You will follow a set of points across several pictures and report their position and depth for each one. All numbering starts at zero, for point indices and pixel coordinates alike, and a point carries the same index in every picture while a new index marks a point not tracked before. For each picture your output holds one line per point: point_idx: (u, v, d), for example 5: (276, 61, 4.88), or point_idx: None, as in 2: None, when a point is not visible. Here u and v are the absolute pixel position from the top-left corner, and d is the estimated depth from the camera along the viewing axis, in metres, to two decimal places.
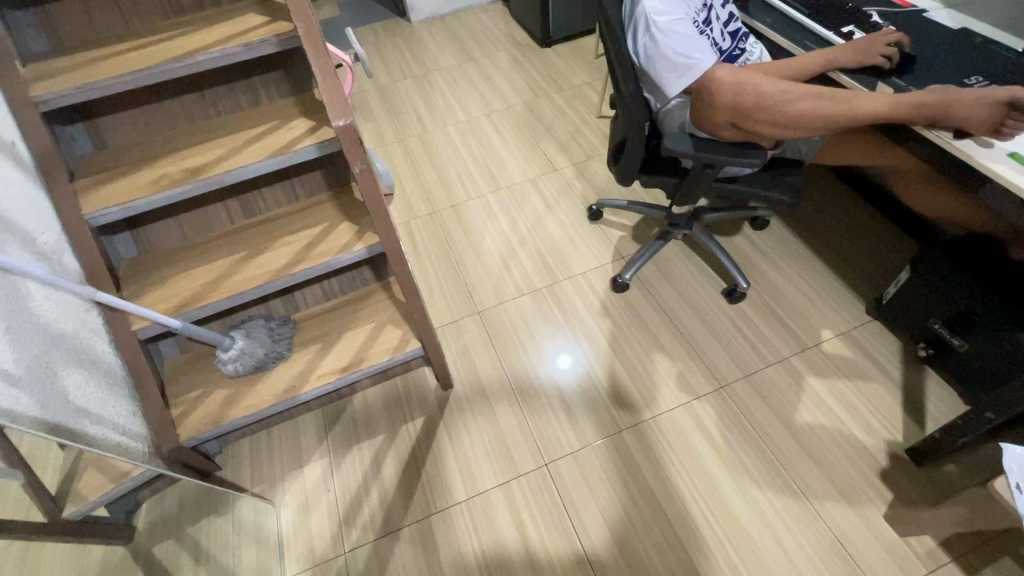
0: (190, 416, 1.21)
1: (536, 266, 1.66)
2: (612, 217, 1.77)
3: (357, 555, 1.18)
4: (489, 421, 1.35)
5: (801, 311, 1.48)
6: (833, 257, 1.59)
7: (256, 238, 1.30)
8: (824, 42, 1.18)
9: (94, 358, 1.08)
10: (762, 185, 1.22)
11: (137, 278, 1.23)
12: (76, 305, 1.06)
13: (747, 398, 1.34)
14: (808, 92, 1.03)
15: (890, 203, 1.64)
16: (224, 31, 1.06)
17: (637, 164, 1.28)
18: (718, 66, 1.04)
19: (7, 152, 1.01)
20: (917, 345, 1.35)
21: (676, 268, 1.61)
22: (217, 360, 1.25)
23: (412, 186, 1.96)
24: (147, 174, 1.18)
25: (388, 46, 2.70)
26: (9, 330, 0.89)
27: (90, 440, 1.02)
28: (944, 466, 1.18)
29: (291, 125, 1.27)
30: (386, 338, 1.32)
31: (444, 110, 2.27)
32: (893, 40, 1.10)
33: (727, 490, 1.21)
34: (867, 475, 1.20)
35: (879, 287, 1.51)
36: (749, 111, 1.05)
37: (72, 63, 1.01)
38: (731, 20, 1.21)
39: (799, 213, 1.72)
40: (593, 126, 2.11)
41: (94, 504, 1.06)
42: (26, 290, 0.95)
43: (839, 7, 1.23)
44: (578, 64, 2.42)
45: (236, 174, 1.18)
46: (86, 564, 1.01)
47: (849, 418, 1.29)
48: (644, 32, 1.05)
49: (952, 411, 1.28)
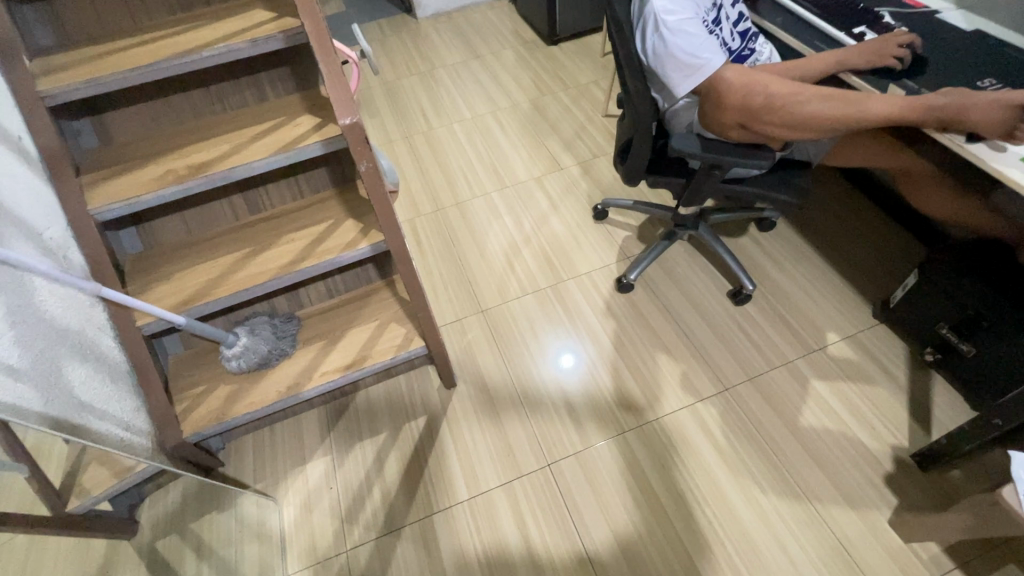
0: (194, 412, 1.21)
1: (540, 265, 1.65)
2: (617, 216, 1.76)
3: (359, 553, 1.18)
4: (492, 420, 1.35)
5: (807, 314, 1.47)
6: (840, 259, 1.58)
7: (260, 234, 1.30)
8: (834, 43, 1.16)
9: (99, 354, 1.09)
10: (770, 187, 1.21)
11: (141, 273, 1.24)
12: (81, 302, 1.07)
13: (752, 401, 1.33)
14: (818, 93, 1.02)
15: (898, 206, 1.63)
16: (230, 27, 1.06)
17: (643, 164, 1.27)
18: (727, 66, 1.03)
19: (13, 146, 1.01)
20: (924, 349, 1.34)
21: (682, 269, 1.60)
22: (221, 357, 1.26)
23: (416, 183, 1.96)
24: (153, 169, 1.18)
25: (394, 42, 2.69)
26: (14, 325, 0.90)
27: (94, 435, 1.03)
28: (949, 471, 1.17)
29: (297, 122, 1.27)
30: (390, 336, 1.32)
31: (449, 107, 2.26)
32: (906, 41, 1.08)
33: (730, 493, 1.20)
34: (872, 480, 1.20)
35: (885, 290, 1.50)
36: (758, 112, 1.04)
37: (79, 57, 1.01)
38: (741, 20, 1.20)
39: (806, 215, 1.71)
40: (599, 124, 2.10)
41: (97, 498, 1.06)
42: (32, 285, 0.95)
43: (850, 8, 1.22)
44: (584, 62, 2.41)
45: (241, 170, 1.18)
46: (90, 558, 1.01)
47: (855, 422, 1.28)
48: (653, 31, 1.04)
49: (958, 416, 1.27)
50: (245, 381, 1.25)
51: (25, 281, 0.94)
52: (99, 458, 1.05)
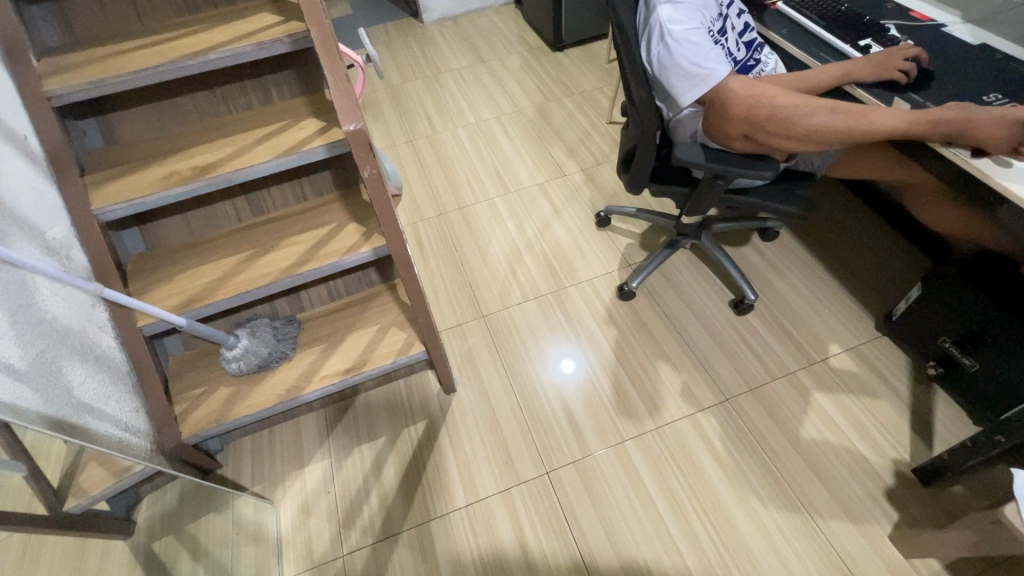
0: (193, 414, 1.21)
1: (542, 271, 1.65)
2: (619, 224, 1.76)
3: (356, 558, 1.18)
4: (491, 426, 1.34)
5: (809, 325, 1.47)
6: (842, 270, 1.58)
7: (263, 237, 1.30)
8: (840, 55, 1.16)
9: (99, 354, 1.09)
10: (773, 197, 1.21)
11: (144, 274, 1.24)
12: (82, 302, 1.07)
13: (753, 412, 1.32)
14: (822, 106, 1.02)
15: (902, 217, 1.63)
16: (237, 30, 1.06)
17: (647, 173, 1.27)
18: (732, 77, 1.03)
19: (18, 145, 1.01)
20: (926, 363, 1.33)
21: (684, 278, 1.60)
22: (221, 358, 1.26)
23: (420, 187, 1.96)
24: (157, 170, 1.19)
25: (400, 46, 2.70)
26: (15, 324, 0.90)
27: (92, 436, 1.03)
28: (951, 486, 1.16)
29: (302, 126, 1.27)
30: (391, 340, 1.31)
31: (454, 111, 2.26)
32: (912, 54, 1.08)
33: (731, 504, 1.20)
34: (873, 493, 1.19)
35: (888, 302, 1.49)
36: (762, 123, 1.04)
37: (86, 58, 1.02)
38: (747, 30, 1.20)
39: (809, 225, 1.71)
40: (603, 131, 2.10)
41: (95, 498, 1.05)
42: (34, 284, 0.95)
43: (857, 19, 1.22)
44: (589, 68, 2.41)
45: (245, 173, 1.19)
46: (83, 557, 1.00)
47: (856, 435, 1.27)
48: (658, 40, 1.04)
49: (960, 430, 1.26)
50: (245, 383, 1.25)
51: (27, 281, 0.94)
52: (97, 458, 1.06)
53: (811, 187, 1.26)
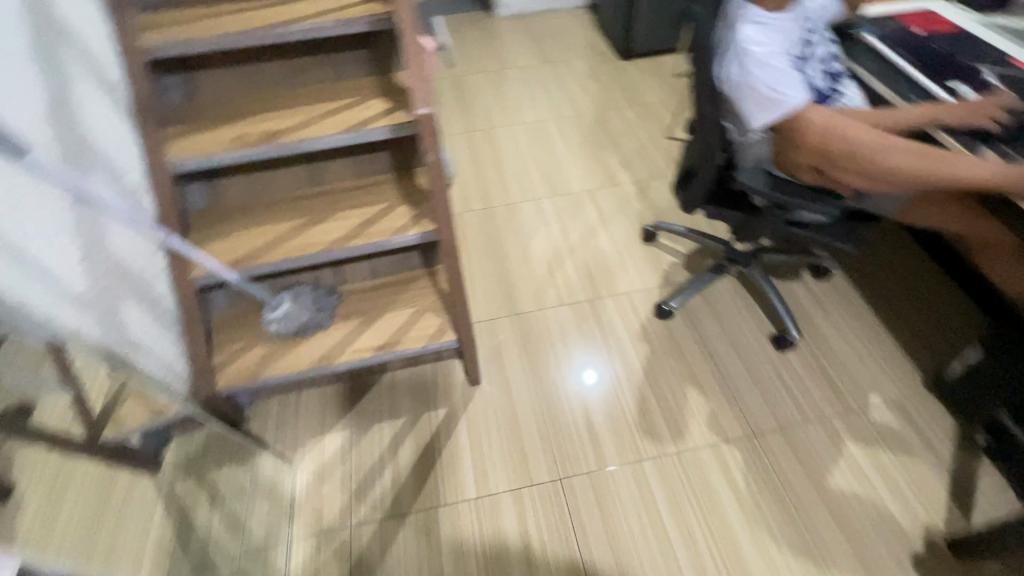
0: (229, 367, 1.26)
1: (581, 278, 1.64)
2: (666, 241, 1.73)
3: (362, 531, 1.19)
4: (510, 424, 1.34)
5: (852, 372, 1.41)
6: (895, 320, 1.51)
7: (317, 207, 1.34)
8: (927, 97, 1.11)
9: (153, 297, 1.15)
10: (833, 235, 1.17)
11: (203, 228, 1.30)
12: (143, 245, 1.13)
13: (780, 451, 1.28)
14: (902, 145, 0.97)
15: (968, 274, 1.54)
16: (322, 5, 1.09)
17: (703, 194, 1.25)
18: (810, 106, 1.00)
19: (108, 91, 1.10)
20: (975, 430, 1.26)
21: (726, 304, 1.55)
22: (263, 318, 1.32)
23: (471, 179, 1.98)
24: (229, 131, 1.24)
25: (469, 38, 2.73)
26: (83, 256, 0.96)
27: (135, 373, 1.08)
28: (985, 563, 1.09)
29: (368, 104, 1.30)
30: (424, 324, 1.33)
31: (514, 109, 2.27)
32: (1007, 104, 1.03)
33: (744, 542, 1.16)
34: (898, 557, 1.13)
35: (941, 360, 1.42)
36: (833, 156, 1.00)
37: (180, 17, 1.07)
38: (831, 60, 1.15)
39: (866, 268, 1.63)
40: (660, 146, 2.07)
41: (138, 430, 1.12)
42: (105, 223, 1.02)
43: (950, 62, 1.16)
44: (655, 81, 2.38)
45: (310, 144, 1.23)
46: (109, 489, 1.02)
47: (888, 493, 1.21)
48: (736, 61, 1.02)
49: (1003, 507, 1.19)
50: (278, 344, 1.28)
51: (98, 218, 1.00)
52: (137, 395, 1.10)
53: (875, 230, 1.20)
